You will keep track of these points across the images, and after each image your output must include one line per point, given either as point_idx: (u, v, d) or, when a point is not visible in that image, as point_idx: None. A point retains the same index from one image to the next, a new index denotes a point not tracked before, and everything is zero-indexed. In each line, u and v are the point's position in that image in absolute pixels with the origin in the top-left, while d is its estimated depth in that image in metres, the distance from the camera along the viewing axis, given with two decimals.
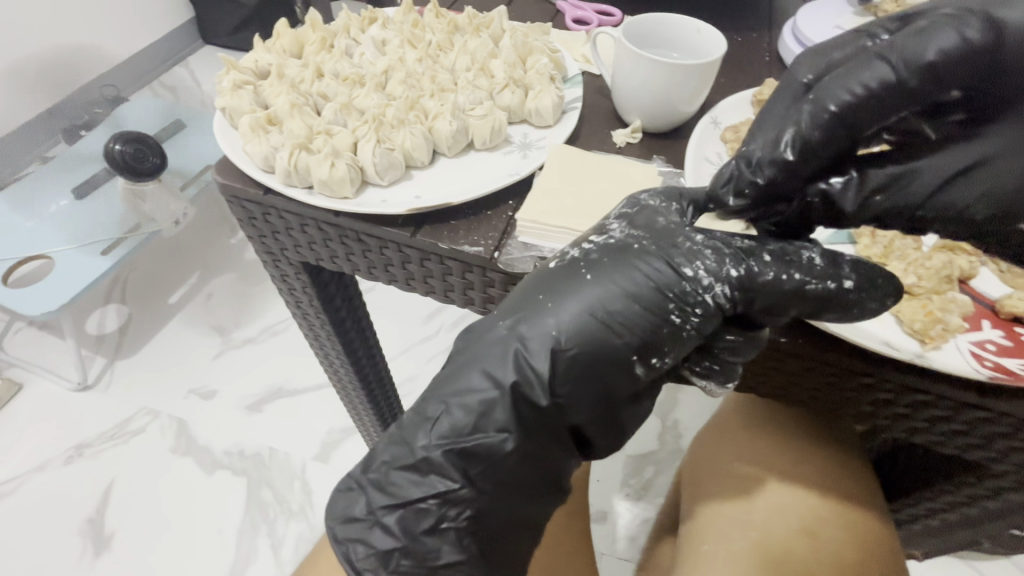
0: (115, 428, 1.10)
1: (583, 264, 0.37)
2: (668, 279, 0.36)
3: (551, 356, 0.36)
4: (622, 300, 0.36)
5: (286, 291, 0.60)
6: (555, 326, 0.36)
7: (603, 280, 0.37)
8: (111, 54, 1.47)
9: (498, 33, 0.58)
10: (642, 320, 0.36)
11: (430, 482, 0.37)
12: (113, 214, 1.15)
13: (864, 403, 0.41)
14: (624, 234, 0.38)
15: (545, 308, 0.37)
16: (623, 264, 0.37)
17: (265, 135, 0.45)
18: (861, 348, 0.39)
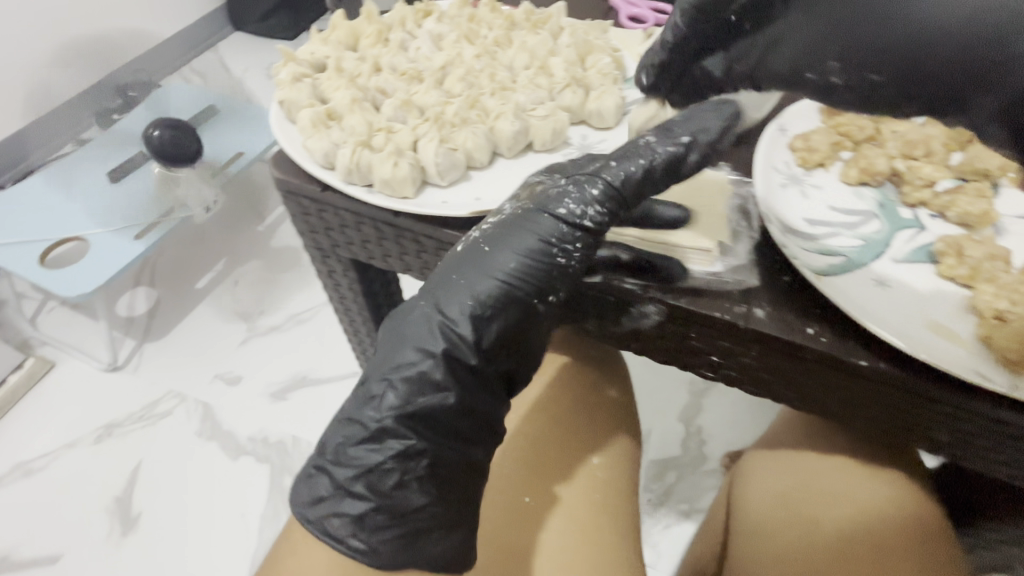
0: (143, 410, 1.11)
1: (484, 241, 0.40)
2: (549, 230, 0.39)
3: (464, 319, 0.38)
4: (517, 257, 0.38)
5: (332, 286, 0.59)
6: (459, 292, 0.38)
7: (499, 247, 0.39)
8: (147, 38, 1.48)
9: (556, 29, 0.56)
10: (535, 267, 0.38)
11: (387, 445, 0.38)
12: (147, 198, 1.16)
13: (939, 430, 0.40)
14: (512, 210, 0.41)
15: (446, 284, 0.39)
16: (513, 231, 0.39)
17: (326, 131, 0.45)
18: (942, 377, 0.37)
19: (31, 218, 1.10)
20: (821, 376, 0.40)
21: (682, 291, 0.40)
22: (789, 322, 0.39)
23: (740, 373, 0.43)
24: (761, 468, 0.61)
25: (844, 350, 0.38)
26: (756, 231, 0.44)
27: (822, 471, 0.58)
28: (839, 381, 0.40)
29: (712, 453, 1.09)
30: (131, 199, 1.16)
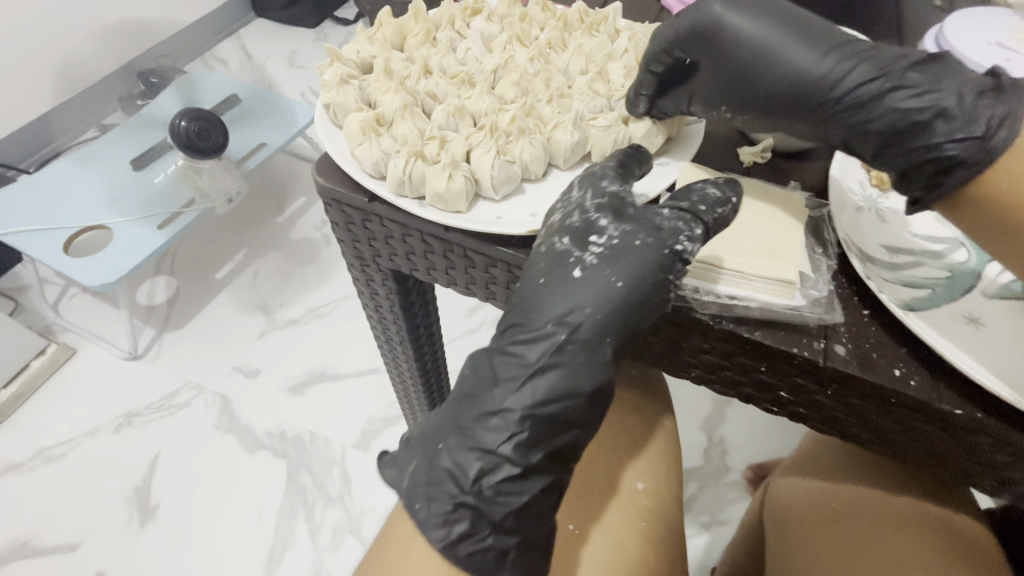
0: (162, 400, 1.10)
1: (608, 271, 0.38)
2: (665, 262, 0.37)
3: (585, 348, 0.38)
4: (637, 289, 0.37)
5: (367, 294, 0.57)
6: (574, 317, 0.38)
7: (630, 281, 0.37)
8: (172, 23, 1.46)
9: (612, 31, 0.53)
10: (652, 302, 0.37)
11: (532, 482, 0.39)
12: (173, 188, 1.15)
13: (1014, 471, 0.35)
14: (620, 233, 0.38)
15: (554, 307, 0.38)
16: (638, 263, 0.37)
17: (376, 138, 0.42)
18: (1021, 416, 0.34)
19: (56, 205, 1.09)
20: (903, 420, 0.37)
21: (755, 322, 0.37)
22: (873, 361, 0.36)
23: (810, 410, 0.40)
24: (786, 497, 0.57)
25: (935, 395, 0.35)
26: (834, 259, 0.40)
27: (857, 503, 0.53)
28: (924, 428, 0.37)
29: (733, 465, 1.05)
30: (156, 189, 1.15)
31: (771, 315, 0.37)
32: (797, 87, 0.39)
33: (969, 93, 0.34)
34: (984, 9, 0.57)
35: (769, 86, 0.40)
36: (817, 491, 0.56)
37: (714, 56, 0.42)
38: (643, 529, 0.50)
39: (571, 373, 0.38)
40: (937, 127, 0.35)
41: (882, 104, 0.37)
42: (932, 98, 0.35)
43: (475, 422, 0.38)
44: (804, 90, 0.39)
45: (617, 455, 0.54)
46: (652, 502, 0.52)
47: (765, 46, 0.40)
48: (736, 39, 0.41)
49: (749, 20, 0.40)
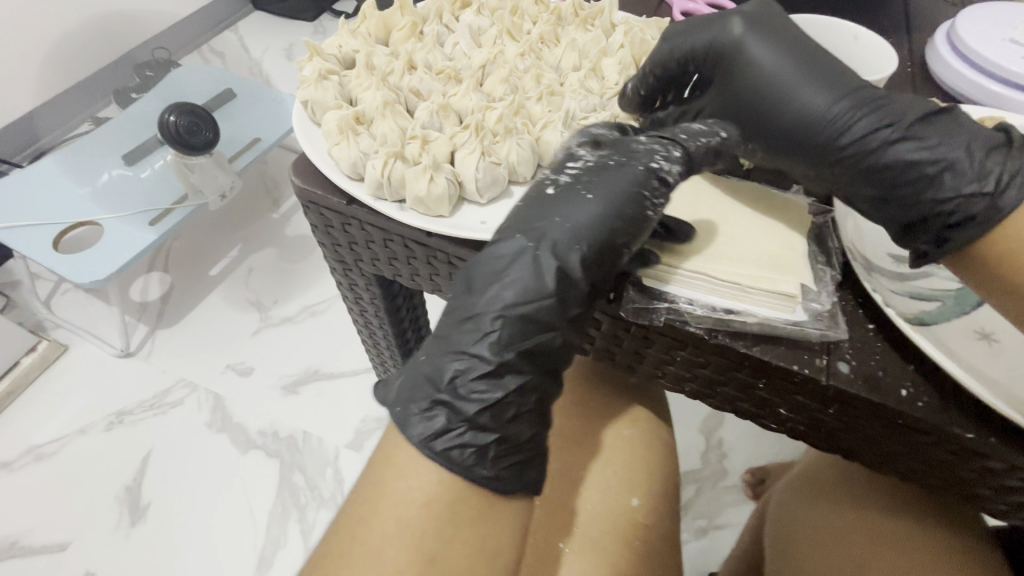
0: (155, 398, 1.09)
1: (579, 186, 0.36)
2: (643, 179, 0.36)
3: (553, 255, 0.34)
4: (612, 202, 0.35)
5: (352, 298, 0.55)
6: (542, 230, 0.35)
7: (599, 194, 0.35)
8: (167, 15, 1.43)
9: (608, 25, 0.51)
10: (624, 215, 0.35)
11: (511, 382, 0.34)
12: (165, 184, 1.13)
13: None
14: (595, 156, 0.37)
15: (525, 219, 0.35)
16: (612, 180, 0.36)
17: (355, 137, 0.40)
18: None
19: (44, 200, 1.07)
20: (908, 441, 0.35)
21: (754, 337, 0.35)
22: (878, 381, 0.34)
23: (810, 428, 0.38)
24: (790, 518, 0.56)
25: (946, 419, 0.32)
26: (837, 269, 0.38)
27: (856, 521, 0.51)
28: (932, 451, 0.34)
29: (732, 468, 1.03)
30: (148, 184, 1.13)
31: (771, 331, 0.35)
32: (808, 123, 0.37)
33: (979, 147, 0.33)
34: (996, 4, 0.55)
35: (780, 127, 0.38)
36: (816, 509, 0.54)
37: (726, 80, 0.41)
38: (636, 546, 0.48)
39: (541, 279, 0.34)
40: (948, 180, 0.33)
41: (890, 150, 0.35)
42: (942, 150, 0.33)
43: (453, 328, 0.35)
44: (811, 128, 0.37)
45: (614, 467, 0.52)
46: (646, 517, 0.50)
47: (779, 78, 0.38)
48: (752, 65, 0.39)
49: (770, 47, 0.39)
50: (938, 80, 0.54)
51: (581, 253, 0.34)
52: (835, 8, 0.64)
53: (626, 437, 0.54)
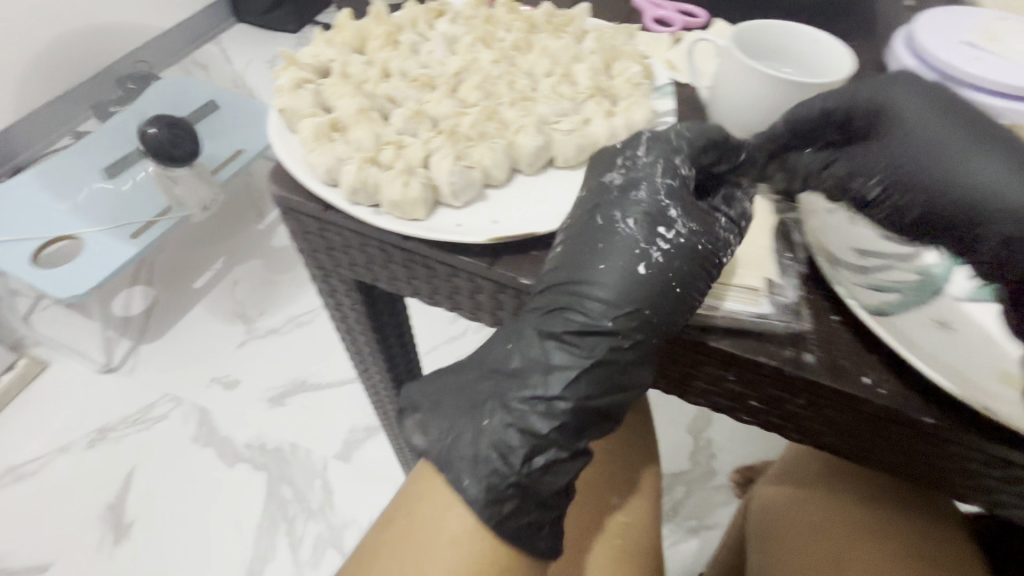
0: (138, 413, 1.07)
1: (674, 278, 0.35)
2: (710, 266, 0.36)
3: (620, 342, 0.36)
4: (687, 295, 0.35)
5: (333, 305, 0.55)
6: (611, 307, 0.35)
7: (689, 285, 0.35)
8: (147, 29, 1.43)
9: (579, 33, 0.52)
10: (693, 309, 0.36)
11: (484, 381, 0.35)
12: (146, 197, 1.12)
13: (991, 478, 0.34)
14: (687, 233, 0.36)
15: (594, 278, 0.36)
16: (699, 269, 0.36)
17: (330, 144, 0.41)
18: (975, 419, 0.33)
19: (22, 216, 1.06)
20: (872, 428, 0.36)
21: (721, 330, 0.36)
22: (842, 369, 0.35)
23: (782, 420, 0.39)
24: (772, 511, 0.56)
25: (904, 404, 0.34)
26: (802, 264, 0.39)
27: (837, 516, 0.52)
28: (896, 436, 0.35)
29: (720, 468, 1.04)
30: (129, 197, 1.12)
31: (737, 324, 0.36)
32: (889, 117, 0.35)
33: None
34: (950, 8, 0.58)
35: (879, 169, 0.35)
36: (796, 502, 0.55)
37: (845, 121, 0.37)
38: (615, 543, 0.49)
39: (611, 363, 0.36)
40: None
41: (952, 160, 0.32)
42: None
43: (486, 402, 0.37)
44: (889, 125, 0.35)
45: (597, 467, 0.52)
46: (624, 514, 0.51)
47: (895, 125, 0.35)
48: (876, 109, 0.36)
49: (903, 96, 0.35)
50: None
51: (643, 343, 0.36)
52: (801, 15, 0.66)
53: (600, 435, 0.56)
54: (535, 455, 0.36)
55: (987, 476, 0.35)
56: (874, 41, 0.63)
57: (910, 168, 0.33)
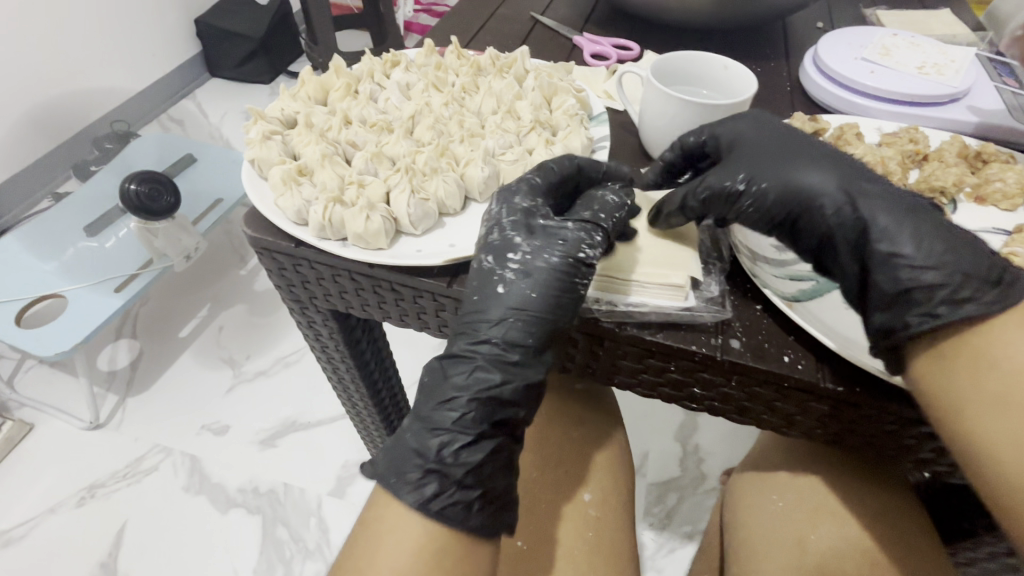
0: (127, 467, 1.07)
1: (527, 287, 0.39)
2: (575, 269, 0.40)
3: (514, 341, 0.40)
4: (553, 295, 0.39)
5: (311, 335, 0.59)
6: (496, 320, 0.40)
7: (540, 291, 0.39)
8: (124, 91, 1.49)
9: (521, 73, 0.58)
10: (563, 307, 0.39)
11: None
12: (128, 251, 1.15)
13: (907, 437, 0.39)
14: (526, 255, 0.40)
15: (478, 300, 0.40)
16: (547, 275, 0.39)
17: (297, 187, 0.45)
18: (878, 382, 0.38)
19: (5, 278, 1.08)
20: (800, 403, 0.40)
21: (657, 325, 0.41)
22: (765, 351, 0.39)
23: (723, 403, 0.43)
24: (742, 502, 0.60)
25: (822, 376, 0.38)
26: (727, 263, 0.44)
27: (798, 502, 0.55)
28: (818, 407, 0.40)
29: (709, 471, 1.07)
30: (111, 253, 1.15)
31: (668, 317, 0.40)
32: (744, 141, 0.43)
33: (919, 231, 0.36)
34: (850, 29, 0.65)
35: (749, 168, 0.41)
36: (761, 488, 0.59)
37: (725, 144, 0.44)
38: (590, 538, 0.53)
39: (519, 358, 0.40)
40: (899, 238, 0.36)
41: (790, 166, 0.41)
42: (884, 218, 0.37)
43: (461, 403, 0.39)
44: (741, 145, 0.43)
45: (560, 467, 0.57)
46: (599, 512, 0.55)
47: (755, 140, 0.43)
48: (736, 133, 0.44)
49: (744, 121, 0.44)
50: (812, 96, 0.63)
51: (534, 337, 0.40)
52: (725, 42, 0.74)
53: (570, 436, 0.60)
54: (484, 438, 0.40)
55: (902, 436, 0.39)
56: (792, 59, 0.70)
57: (768, 169, 0.41)
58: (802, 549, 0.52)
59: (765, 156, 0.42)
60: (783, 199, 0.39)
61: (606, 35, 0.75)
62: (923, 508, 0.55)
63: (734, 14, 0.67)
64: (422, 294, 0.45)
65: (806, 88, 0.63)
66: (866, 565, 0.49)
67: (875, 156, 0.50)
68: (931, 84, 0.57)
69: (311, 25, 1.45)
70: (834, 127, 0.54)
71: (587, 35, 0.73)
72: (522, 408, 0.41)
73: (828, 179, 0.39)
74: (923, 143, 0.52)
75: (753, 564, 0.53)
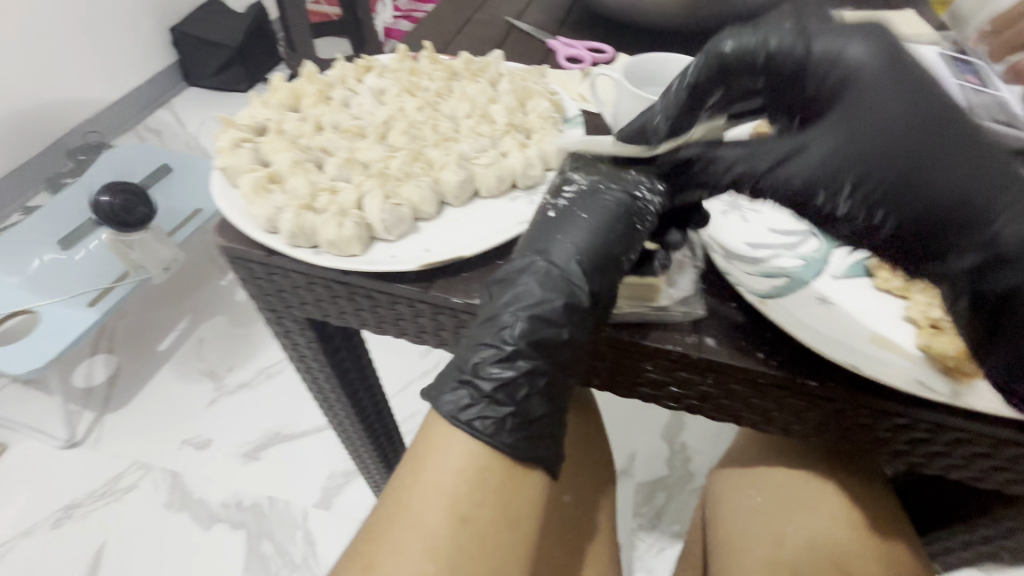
0: (106, 485, 1.05)
1: (575, 211, 0.40)
2: (628, 202, 0.40)
3: (566, 262, 0.38)
4: (603, 221, 0.39)
5: (289, 345, 0.58)
6: (553, 242, 0.39)
7: (587, 218, 0.39)
8: (97, 101, 1.46)
9: (495, 77, 0.58)
10: (612, 234, 0.39)
11: None
12: (102, 264, 1.13)
13: (881, 429, 0.39)
14: (587, 180, 0.41)
15: (536, 225, 0.41)
16: (597, 203, 0.40)
17: (267, 195, 0.45)
18: (850, 377, 0.38)
19: None
20: (777, 398, 0.40)
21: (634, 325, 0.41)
22: (739, 348, 0.40)
23: (701, 401, 0.43)
24: (722, 496, 0.60)
25: (795, 372, 0.38)
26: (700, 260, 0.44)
27: (774, 494, 0.56)
28: (793, 402, 0.40)
29: (697, 470, 1.07)
30: (84, 266, 1.12)
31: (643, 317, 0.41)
32: (840, 97, 0.30)
33: None
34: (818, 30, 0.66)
35: (846, 159, 0.30)
36: (742, 484, 0.60)
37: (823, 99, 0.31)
38: (569, 539, 0.54)
39: (569, 278, 0.38)
40: None
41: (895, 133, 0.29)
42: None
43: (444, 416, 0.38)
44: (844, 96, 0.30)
45: None
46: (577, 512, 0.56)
47: (862, 99, 0.29)
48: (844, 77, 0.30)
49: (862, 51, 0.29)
50: None
51: (584, 258, 0.38)
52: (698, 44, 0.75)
53: None
54: (519, 358, 0.38)
55: (875, 429, 0.40)
56: None
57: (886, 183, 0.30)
58: (779, 544, 0.53)
59: (869, 131, 0.29)
60: (881, 206, 0.30)
61: (581, 39, 0.75)
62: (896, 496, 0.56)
63: (705, 17, 0.68)
64: (399, 301, 0.45)
65: None
66: (840, 552, 0.51)
67: None
68: None
69: (288, 33, 1.44)
70: None
71: (562, 39, 0.73)
72: (564, 328, 0.38)
73: (970, 178, 0.28)
74: None
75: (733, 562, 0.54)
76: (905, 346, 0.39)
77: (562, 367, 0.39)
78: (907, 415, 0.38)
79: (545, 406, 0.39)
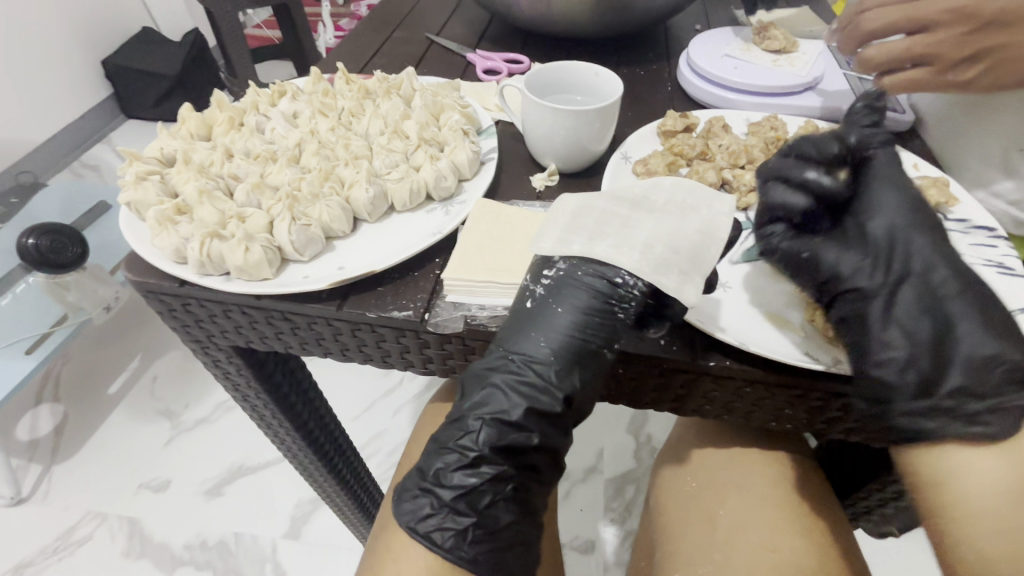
0: (57, 541, 1.00)
1: (553, 303, 0.40)
2: (608, 290, 0.39)
3: (543, 366, 0.39)
4: (580, 317, 0.39)
5: (220, 375, 0.57)
6: (528, 341, 0.40)
7: (566, 313, 0.39)
8: (26, 142, 1.40)
9: (409, 93, 0.59)
10: (590, 327, 0.39)
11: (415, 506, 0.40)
12: (36, 309, 1.08)
13: (781, 402, 0.42)
14: (566, 268, 0.40)
15: (513, 324, 0.41)
16: (578, 295, 0.39)
17: (174, 226, 0.45)
18: (746, 356, 0.40)
19: None
20: (686, 382, 0.42)
21: None
22: (645, 339, 0.41)
23: (623, 391, 0.45)
24: (664, 487, 0.63)
25: (696, 356, 0.40)
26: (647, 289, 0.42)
27: (708, 479, 0.59)
28: (700, 383, 0.42)
29: None
30: (16, 312, 1.07)
31: None
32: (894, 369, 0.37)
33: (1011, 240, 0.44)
34: (716, 31, 0.70)
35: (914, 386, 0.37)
36: (680, 475, 0.62)
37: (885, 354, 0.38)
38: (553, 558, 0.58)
39: (545, 382, 0.39)
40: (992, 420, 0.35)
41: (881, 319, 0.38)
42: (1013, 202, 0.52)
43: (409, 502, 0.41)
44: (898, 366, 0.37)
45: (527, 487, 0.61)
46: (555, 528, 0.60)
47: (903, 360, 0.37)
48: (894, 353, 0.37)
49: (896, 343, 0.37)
50: (688, 93, 0.67)
51: (560, 361, 0.39)
52: (613, 49, 0.78)
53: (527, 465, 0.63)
54: (484, 463, 0.39)
55: (778, 400, 0.42)
56: (675, 60, 0.75)
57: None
58: (715, 524, 0.55)
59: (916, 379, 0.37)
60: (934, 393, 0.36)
61: (500, 51, 0.77)
62: (815, 467, 0.59)
63: (614, 24, 0.71)
64: (319, 321, 0.45)
65: (682, 86, 0.67)
66: (768, 530, 0.53)
67: (739, 145, 0.54)
68: (786, 76, 0.63)
69: (226, 59, 1.42)
70: (703, 122, 0.58)
71: (480, 52, 0.75)
72: (534, 433, 0.39)
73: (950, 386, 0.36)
74: (782, 129, 0.56)
75: (674, 549, 0.57)
76: (796, 323, 0.41)
77: (529, 467, 0.41)
78: (801, 386, 0.40)
79: (512, 512, 0.40)
